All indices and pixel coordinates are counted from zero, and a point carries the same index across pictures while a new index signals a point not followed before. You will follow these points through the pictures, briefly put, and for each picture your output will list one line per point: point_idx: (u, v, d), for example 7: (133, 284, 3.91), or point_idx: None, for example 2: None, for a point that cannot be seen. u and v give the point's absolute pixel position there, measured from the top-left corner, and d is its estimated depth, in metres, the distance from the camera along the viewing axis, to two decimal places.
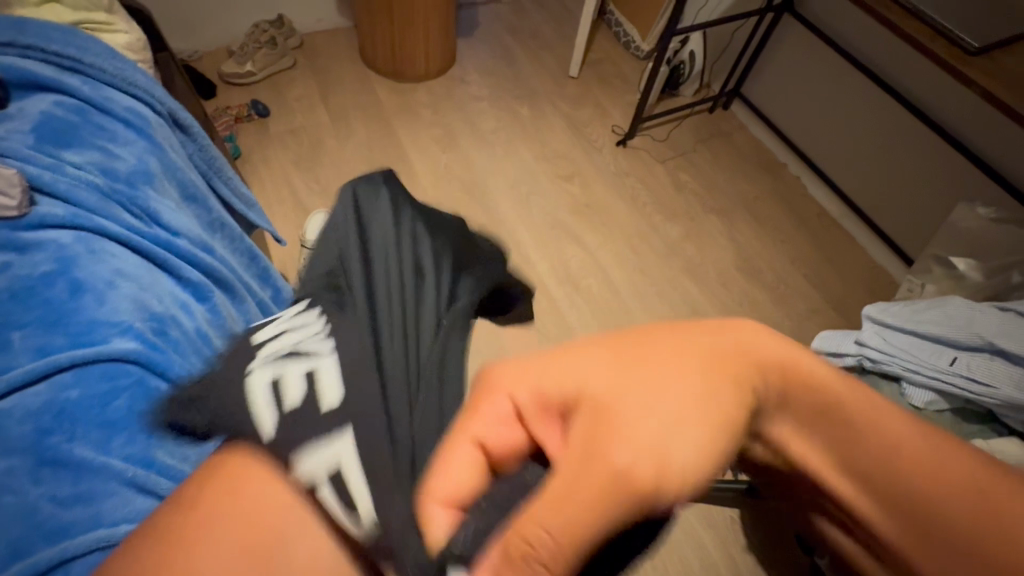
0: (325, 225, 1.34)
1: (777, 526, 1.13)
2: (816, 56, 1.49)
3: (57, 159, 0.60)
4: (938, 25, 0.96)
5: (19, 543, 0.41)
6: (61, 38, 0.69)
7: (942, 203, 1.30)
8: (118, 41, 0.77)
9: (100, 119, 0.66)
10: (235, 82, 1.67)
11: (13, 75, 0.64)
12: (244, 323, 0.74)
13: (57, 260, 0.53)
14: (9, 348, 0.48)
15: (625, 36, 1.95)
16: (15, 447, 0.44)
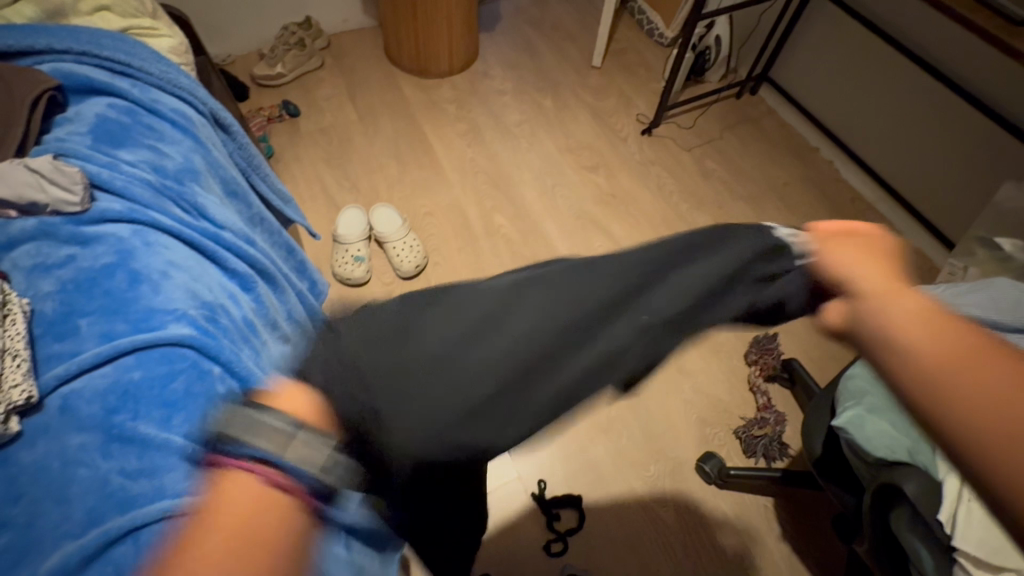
0: (355, 220, 1.37)
1: (813, 514, 1.11)
2: (847, 36, 1.45)
3: (112, 158, 0.63)
4: None
5: (92, 511, 0.44)
6: (112, 43, 0.72)
7: (986, 181, 1.25)
8: (163, 45, 0.81)
9: (149, 119, 0.70)
10: (266, 84, 1.72)
11: (70, 81, 0.68)
12: (285, 312, 0.77)
13: (117, 252, 0.57)
14: (77, 334, 0.52)
15: (649, 23, 1.93)
16: (86, 424, 0.47)
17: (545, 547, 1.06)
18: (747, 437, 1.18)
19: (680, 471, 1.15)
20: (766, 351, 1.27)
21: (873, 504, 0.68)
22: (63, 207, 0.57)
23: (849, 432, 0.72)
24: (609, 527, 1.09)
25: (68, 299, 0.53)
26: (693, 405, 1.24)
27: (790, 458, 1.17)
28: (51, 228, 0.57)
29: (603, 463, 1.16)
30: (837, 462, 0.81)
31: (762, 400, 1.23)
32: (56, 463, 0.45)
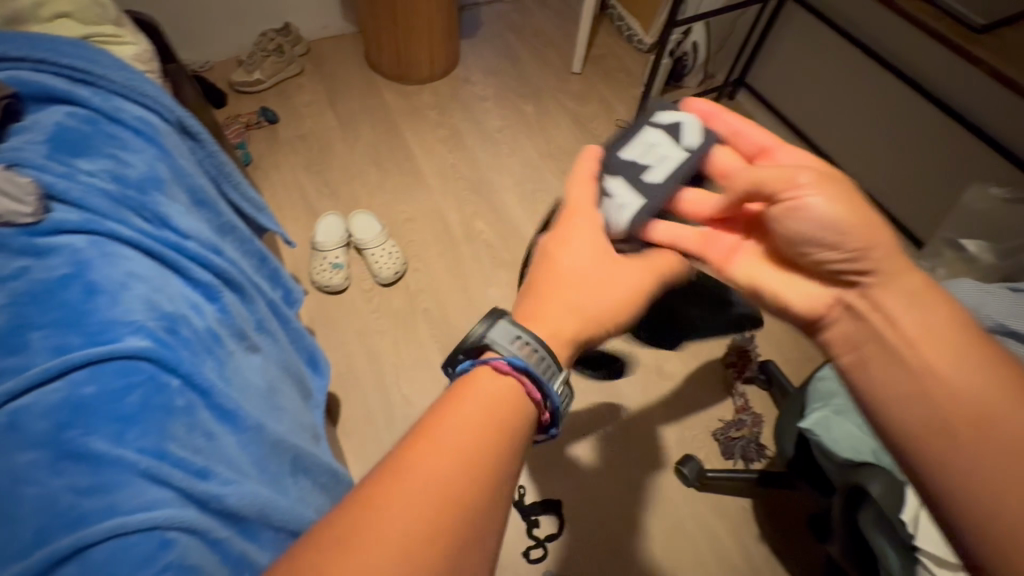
0: (334, 226, 1.37)
1: (791, 515, 1.12)
2: (819, 43, 1.48)
3: (71, 168, 0.62)
4: (942, 5, 0.95)
5: (41, 530, 0.43)
6: (72, 51, 0.71)
7: (954, 184, 1.28)
8: (127, 53, 0.80)
9: (110, 128, 0.69)
10: (244, 91, 1.71)
11: (27, 89, 0.67)
12: (254, 321, 0.76)
13: (73, 264, 0.56)
14: (28, 348, 0.50)
15: (628, 29, 1.95)
16: (36, 440, 0.46)
17: (525, 553, 1.06)
18: (725, 439, 1.19)
19: (660, 475, 1.16)
20: (743, 353, 1.28)
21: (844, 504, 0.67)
22: (16, 218, 0.56)
23: (816, 434, 0.73)
24: (589, 532, 1.09)
25: (20, 313, 0.52)
26: (673, 408, 1.24)
27: (768, 460, 1.18)
28: (3, 240, 0.55)
29: (583, 468, 1.16)
30: (809, 463, 0.82)
31: (740, 402, 1.24)
32: (2, 481, 0.44)
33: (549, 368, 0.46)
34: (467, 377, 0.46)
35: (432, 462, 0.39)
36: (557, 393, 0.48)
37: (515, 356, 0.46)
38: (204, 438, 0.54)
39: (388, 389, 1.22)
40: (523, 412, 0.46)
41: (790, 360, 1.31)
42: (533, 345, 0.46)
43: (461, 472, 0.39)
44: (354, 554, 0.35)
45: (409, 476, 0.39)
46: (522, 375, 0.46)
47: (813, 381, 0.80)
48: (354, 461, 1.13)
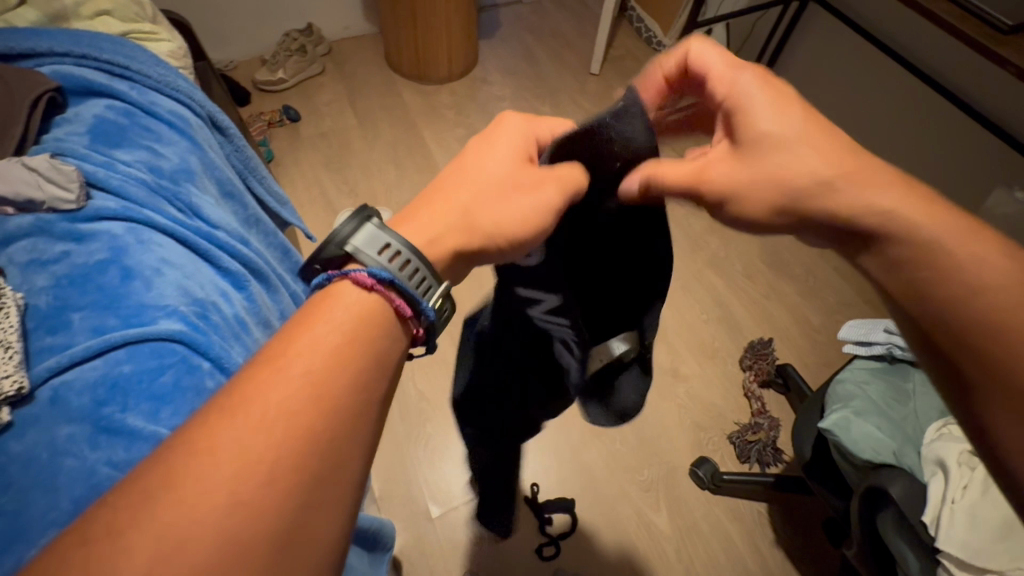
0: None
1: (807, 520, 1.11)
2: (841, 45, 1.47)
3: (109, 158, 0.65)
4: (968, 6, 0.94)
5: (80, 500, 0.45)
6: (111, 47, 0.74)
7: (979, 188, 1.26)
8: (162, 49, 0.83)
9: (146, 121, 0.71)
10: (268, 90, 1.75)
11: (69, 83, 0.70)
12: (278, 311, 0.78)
13: (110, 249, 0.58)
14: (69, 328, 0.53)
15: (647, 31, 1.95)
16: (76, 415, 0.48)
17: (537, 551, 1.06)
18: (740, 442, 1.18)
19: (674, 476, 1.15)
20: (760, 356, 1.27)
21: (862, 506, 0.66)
22: (60, 205, 0.58)
23: (835, 434, 0.72)
24: (602, 531, 1.09)
25: (61, 294, 0.54)
26: (687, 410, 1.24)
27: (785, 464, 1.17)
28: (46, 225, 0.58)
29: (597, 468, 1.16)
30: (826, 465, 0.81)
31: (756, 405, 1.23)
32: (45, 453, 0.46)
33: (424, 282, 0.42)
34: (325, 297, 0.40)
35: (272, 388, 0.34)
36: (433, 308, 0.43)
37: (381, 266, 0.41)
38: None
39: (404, 385, 1.23)
40: (389, 333, 0.40)
41: (807, 363, 1.30)
42: (407, 257, 0.42)
43: (308, 393, 0.34)
44: (177, 494, 0.29)
45: (257, 400, 0.33)
46: (384, 287, 0.41)
47: (832, 382, 0.80)
48: None
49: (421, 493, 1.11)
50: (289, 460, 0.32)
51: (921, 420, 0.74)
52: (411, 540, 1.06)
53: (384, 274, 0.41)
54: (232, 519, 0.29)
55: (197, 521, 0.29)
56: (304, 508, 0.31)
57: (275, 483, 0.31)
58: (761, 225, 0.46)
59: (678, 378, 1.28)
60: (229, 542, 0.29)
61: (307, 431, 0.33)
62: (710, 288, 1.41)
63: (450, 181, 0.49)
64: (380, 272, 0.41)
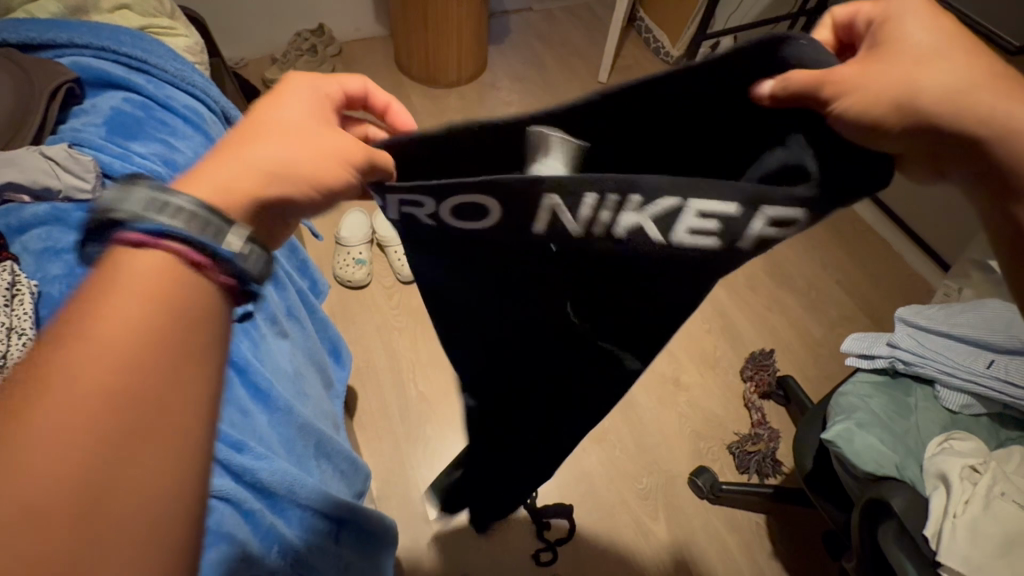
0: (360, 223, 1.40)
1: (805, 533, 1.11)
2: None
3: (125, 150, 0.65)
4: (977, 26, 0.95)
5: None
6: (131, 41, 0.75)
7: None
8: (180, 44, 0.83)
9: (162, 114, 0.72)
10: None
11: (89, 75, 0.70)
12: (285, 308, 0.78)
13: None
14: None
15: (655, 42, 1.96)
16: None
17: (534, 556, 1.06)
18: (739, 452, 1.18)
19: (672, 484, 1.15)
20: (762, 367, 1.27)
21: (863, 519, 0.67)
22: (75, 194, 0.59)
23: (838, 445, 0.72)
24: (599, 538, 1.09)
25: (74, 283, 0.55)
26: (687, 419, 1.24)
27: (783, 476, 1.17)
28: (62, 214, 0.58)
29: (596, 474, 1.16)
30: (829, 478, 0.81)
31: (756, 415, 1.23)
32: None
33: (221, 233, 0.32)
34: (117, 259, 0.30)
35: (77, 365, 0.26)
36: (254, 264, 0.33)
37: (161, 224, 0.31)
38: (237, 415, 0.56)
39: (405, 386, 1.23)
40: (205, 289, 0.32)
41: (807, 375, 1.31)
42: (184, 206, 0.31)
43: (131, 360, 0.27)
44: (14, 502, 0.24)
45: (55, 382, 0.26)
46: (185, 248, 0.31)
47: (834, 395, 0.80)
48: (369, 453, 1.15)
49: (419, 495, 1.11)
50: (126, 448, 0.26)
51: (923, 434, 0.75)
52: (409, 541, 1.06)
53: (168, 229, 0.30)
54: None
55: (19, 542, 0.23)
56: (175, 479, 0.27)
57: (128, 468, 0.26)
58: (886, 139, 0.33)
59: (678, 387, 1.28)
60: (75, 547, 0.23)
61: (134, 411, 0.27)
62: (712, 298, 1.41)
63: (243, 142, 0.37)
64: (160, 227, 0.31)
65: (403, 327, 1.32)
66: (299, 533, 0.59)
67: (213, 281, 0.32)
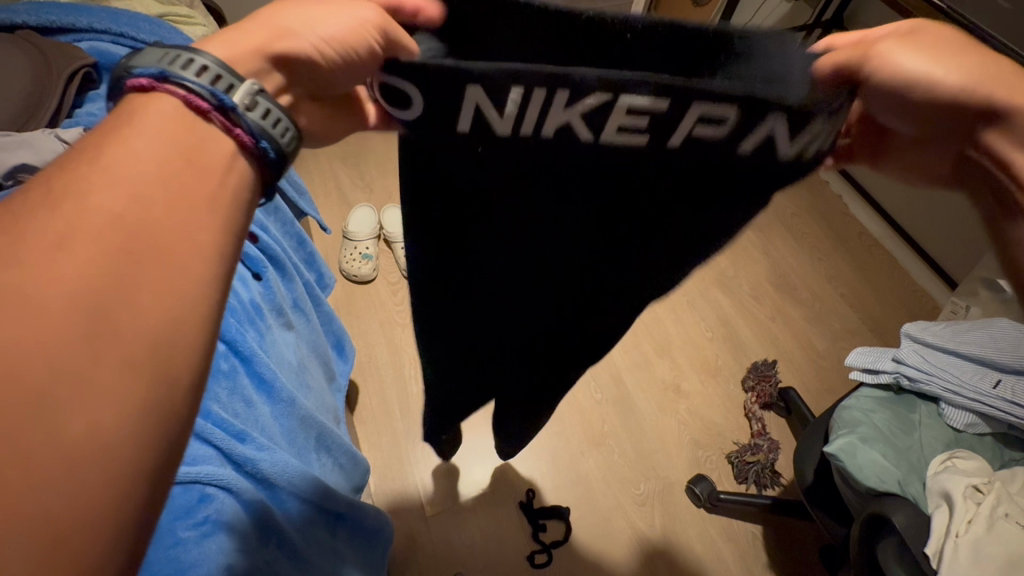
0: (366, 218, 1.40)
1: (801, 546, 1.10)
2: None
3: None
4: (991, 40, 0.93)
5: None
6: (148, 27, 0.75)
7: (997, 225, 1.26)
8: (197, 34, 0.84)
9: None
10: None
11: (106, 61, 0.71)
12: (291, 300, 0.78)
13: None
14: None
15: None
16: None
17: (528, 558, 1.05)
18: (738, 462, 1.18)
19: (670, 491, 1.15)
20: (764, 378, 1.27)
21: (865, 534, 0.66)
22: None
23: (840, 459, 0.72)
24: (593, 542, 1.08)
25: None
26: (687, 427, 1.23)
27: (781, 487, 1.17)
28: None
29: (593, 478, 1.15)
30: (830, 491, 0.80)
31: (757, 426, 1.23)
32: None
33: (235, 91, 0.32)
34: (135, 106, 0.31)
35: (45, 248, 0.25)
36: (260, 122, 0.33)
37: (185, 79, 0.31)
38: (241, 404, 0.56)
39: (406, 382, 1.23)
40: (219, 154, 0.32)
41: (809, 388, 1.30)
42: (206, 65, 0.31)
43: (94, 245, 0.26)
44: None
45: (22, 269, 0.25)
46: (206, 108, 0.31)
47: (837, 409, 0.80)
48: (367, 448, 1.15)
49: (415, 492, 1.11)
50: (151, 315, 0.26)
51: (926, 451, 0.74)
52: (403, 538, 1.06)
53: (180, 79, 0.31)
54: None
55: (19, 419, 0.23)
56: None
57: (130, 341, 0.25)
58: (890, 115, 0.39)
59: (680, 393, 1.28)
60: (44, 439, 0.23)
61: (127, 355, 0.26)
62: (717, 306, 1.41)
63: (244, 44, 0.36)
64: (169, 73, 0.31)
65: (406, 323, 1.32)
66: (297, 525, 0.59)
67: (224, 141, 0.32)
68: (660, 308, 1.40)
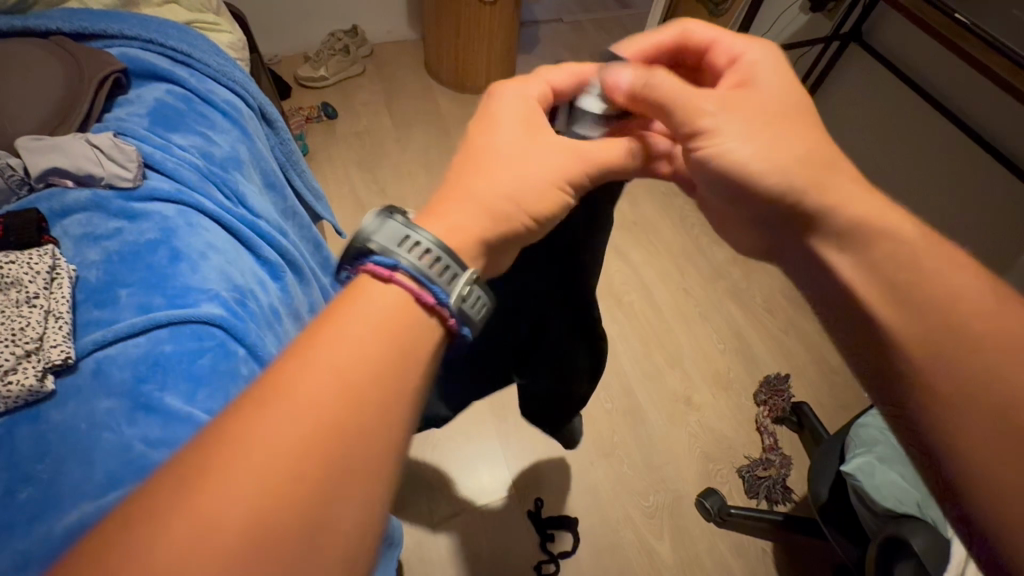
0: None
1: (814, 565, 1.08)
2: (882, 87, 1.47)
3: (166, 141, 0.69)
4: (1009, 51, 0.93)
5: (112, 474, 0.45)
6: (177, 34, 0.80)
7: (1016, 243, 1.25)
8: (222, 40, 0.89)
9: (202, 107, 0.76)
10: (309, 86, 1.76)
11: (135, 66, 0.76)
12: (309, 306, 0.78)
13: (160, 229, 0.61)
14: (117, 303, 0.56)
15: None
16: (116, 390, 0.50)
17: (537, 567, 1.05)
18: (750, 477, 1.17)
19: (679, 504, 1.14)
20: (776, 392, 1.25)
21: (881, 555, 0.66)
22: (117, 181, 0.63)
23: (858, 478, 0.72)
24: (600, 554, 1.08)
25: (111, 270, 0.58)
26: (698, 439, 1.22)
27: (793, 503, 1.16)
28: (103, 201, 0.63)
29: (602, 489, 1.15)
30: (843, 510, 0.79)
31: (768, 440, 1.21)
32: (83, 425, 0.48)
33: (446, 271, 0.37)
34: (351, 287, 0.37)
35: (262, 426, 0.28)
36: (455, 299, 0.37)
37: (402, 258, 0.37)
38: None
39: None
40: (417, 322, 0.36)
41: (823, 403, 1.29)
42: (427, 249, 0.37)
43: (296, 437, 0.28)
44: (208, 488, 0.26)
45: (231, 454, 0.27)
46: (401, 279, 0.36)
47: (853, 427, 0.79)
48: None
49: (423, 497, 1.11)
50: (298, 456, 0.28)
51: None
52: (411, 544, 1.06)
53: (401, 265, 0.36)
54: (237, 557, 0.25)
55: (235, 528, 0.26)
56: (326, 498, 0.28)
57: (290, 429, 0.29)
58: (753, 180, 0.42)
59: (690, 406, 1.27)
60: (264, 541, 0.26)
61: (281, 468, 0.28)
62: (729, 318, 1.40)
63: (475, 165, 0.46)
64: (394, 260, 0.36)
65: None
66: None
67: (420, 313, 0.36)
68: (672, 319, 1.40)
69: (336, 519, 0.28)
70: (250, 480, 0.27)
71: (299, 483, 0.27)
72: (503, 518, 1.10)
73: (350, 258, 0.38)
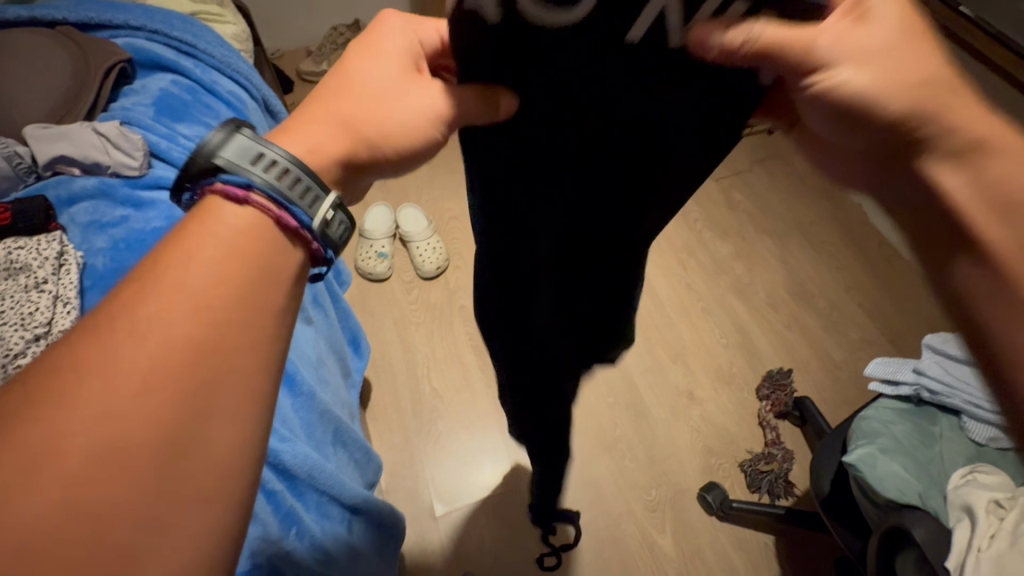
0: (383, 217, 1.42)
1: (816, 559, 1.09)
2: None
3: (171, 131, 0.70)
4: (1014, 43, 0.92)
5: None
6: (182, 25, 0.80)
7: None
8: (226, 31, 0.90)
9: (207, 98, 0.76)
10: (312, 81, 1.76)
11: (140, 56, 0.76)
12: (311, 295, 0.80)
13: (166, 218, 0.63)
14: None
15: None
16: None
17: (538, 560, 1.05)
18: (752, 471, 1.17)
19: (681, 498, 1.14)
20: (778, 387, 1.25)
21: (884, 546, 0.66)
22: (123, 170, 0.64)
23: (860, 470, 0.71)
24: (601, 546, 1.08)
25: (117, 257, 0.59)
26: (700, 433, 1.23)
27: (795, 498, 1.16)
28: (109, 189, 0.63)
29: (604, 482, 1.15)
30: (844, 502, 0.79)
31: (770, 434, 1.21)
32: None
33: (308, 193, 0.38)
34: (205, 209, 0.37)
35: (132, 347, 0.31)
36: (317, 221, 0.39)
37: (258, 176, 0.37)
38: None
39: (418, 379, 1.24)
40: (281, 246, 0.38)
41: (825, 398, 1.29)
42: (285, 166, 0.37)
43: (160, 368, 0.31)
44: (76, 401, 0.29)
45: (97, 373, 0.30)
46: (268, 203, 0.37)
47: (856, 419, 0.79)
48: (379, 445, 1.16)
49: (426, 489, 1.11)
50: (182, 357, 0.32)
51: (946, 465, 0.73)
52: (414, 536, 1.07)
53: (256, 183, 0.36)
54: (102, 463, 0.29)
55: (84, 450, 0.29)
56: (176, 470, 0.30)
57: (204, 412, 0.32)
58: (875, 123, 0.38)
59: (692, 401, 1.27)
60: (105, 462, 0.29)
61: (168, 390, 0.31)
62: (731, 313, 1.40)
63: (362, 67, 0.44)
64: (249, 181, 0.37)
65: (420, 322, 1.32)
66: (315, 516, 0.60)
67: (287, 242, 0.38)
68: (674, 313, 1.40)
69: (173, 468, 0.30)
70: (127, 378, 0.30)
71: (175, 389, 0.31)
72: (505, 511, 1.10)
73: (191, 175, 0.37)
